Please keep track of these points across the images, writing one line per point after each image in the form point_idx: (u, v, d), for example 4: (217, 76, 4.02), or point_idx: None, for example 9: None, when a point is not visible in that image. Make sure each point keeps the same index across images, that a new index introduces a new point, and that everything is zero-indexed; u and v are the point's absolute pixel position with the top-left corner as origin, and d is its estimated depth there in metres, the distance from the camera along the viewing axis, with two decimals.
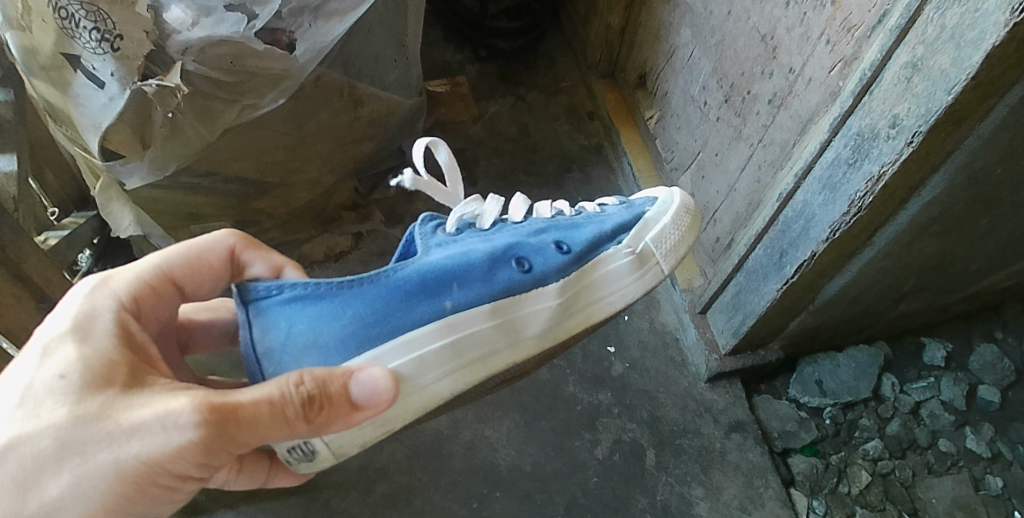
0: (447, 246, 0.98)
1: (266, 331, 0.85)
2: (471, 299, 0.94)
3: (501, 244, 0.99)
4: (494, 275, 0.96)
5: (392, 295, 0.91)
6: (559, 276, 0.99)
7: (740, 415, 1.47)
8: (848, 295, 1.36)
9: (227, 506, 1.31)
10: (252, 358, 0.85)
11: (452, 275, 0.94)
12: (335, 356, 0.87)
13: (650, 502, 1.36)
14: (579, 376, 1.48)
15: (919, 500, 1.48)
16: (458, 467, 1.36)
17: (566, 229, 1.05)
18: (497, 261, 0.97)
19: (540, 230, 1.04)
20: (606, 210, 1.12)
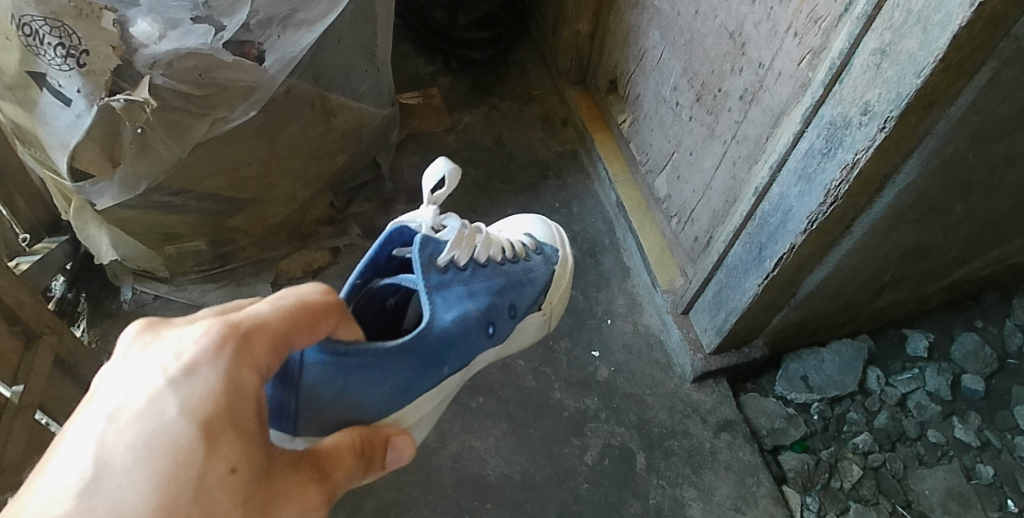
0: (445, 297, 1.00)
1: (325, 383, 0.79)
2: (462, 357, 1.03)
3: (483, 308, 1.06)
4: (473, 339, 1.04)
5: (419, 358, 0.93)
6: (504, 333, 1.13)
7: (727, 414, 1.47)
8: (829, 287, 1.37)
9: None
10: (290, 414, 0.77)
11: (453, 342, 1.00)
12: (370, 412, 0.86)
13: (643, 506, 1.34)
14: (565, 381, 1.46)
15: (913, 492, 1.48)
16: (448, 480, 1.34)
17: (515, 287, 1.14)
18: (478, 324, 1.05)
19: (501, 286, 1.11)
20: (531, 257, 1.22)
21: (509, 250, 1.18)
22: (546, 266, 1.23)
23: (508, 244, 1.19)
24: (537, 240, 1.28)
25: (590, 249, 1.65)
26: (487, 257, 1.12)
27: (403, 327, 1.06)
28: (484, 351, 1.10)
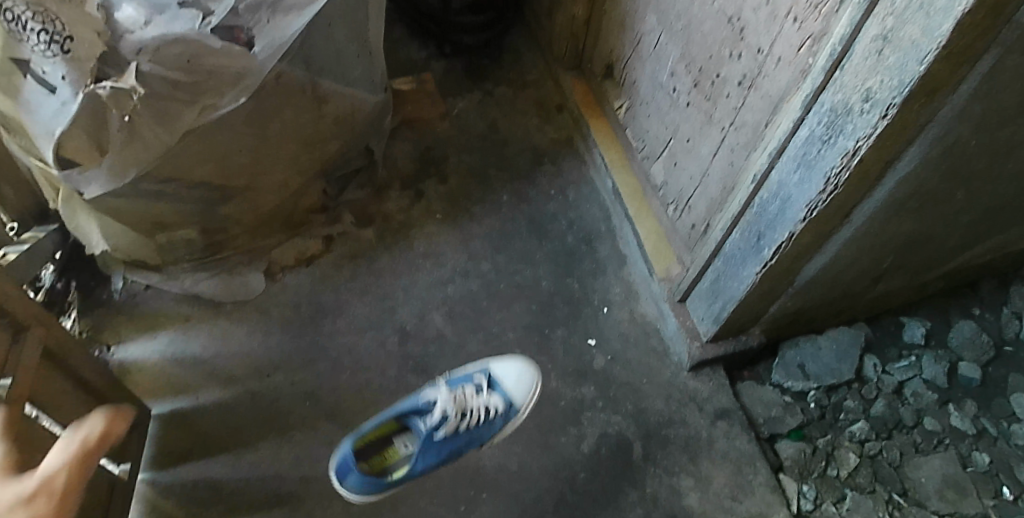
0: (426, 453, 1.25)
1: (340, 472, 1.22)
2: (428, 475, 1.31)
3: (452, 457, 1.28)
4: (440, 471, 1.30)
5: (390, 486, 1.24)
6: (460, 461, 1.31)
7: (724, 403, 1.46)
8: (827, 275, 1.36)
9: None
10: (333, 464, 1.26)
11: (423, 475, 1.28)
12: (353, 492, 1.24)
13: (640, 495, 1.34)
14: (561, 370, 1.45)
15: (909, 479, 1.48)
16: (444, 470, 1.33)
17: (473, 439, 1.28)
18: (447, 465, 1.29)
19: (469, 439, 1.27)
20: (489, 404, 1.29)
21: (480, 398, 1.29)
22: (502, 418, 1.30)
23: (483, 404, 1.29)
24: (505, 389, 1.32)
25: (586, 236, 1.64)
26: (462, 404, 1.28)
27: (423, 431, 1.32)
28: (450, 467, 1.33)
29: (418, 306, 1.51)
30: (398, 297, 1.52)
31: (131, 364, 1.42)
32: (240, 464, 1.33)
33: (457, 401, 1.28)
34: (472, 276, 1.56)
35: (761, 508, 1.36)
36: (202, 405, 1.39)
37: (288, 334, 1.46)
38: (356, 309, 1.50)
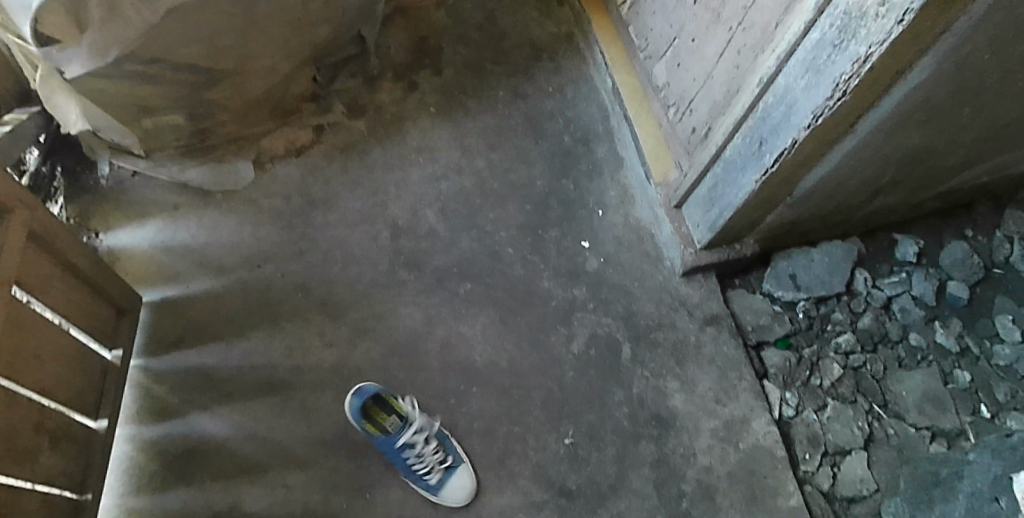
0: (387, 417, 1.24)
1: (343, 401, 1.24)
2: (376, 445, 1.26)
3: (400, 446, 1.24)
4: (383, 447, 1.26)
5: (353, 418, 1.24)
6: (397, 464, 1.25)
7: (714, 309, 1.47)
8: (826, 186, 1.34)
9: (201, 408, 1.30)
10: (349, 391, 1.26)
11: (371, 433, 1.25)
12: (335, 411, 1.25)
13: (627, 395, 1.36)
14: (554, 270, 1.45)
15: (890, 392, 1.51)
16: (434, 365, 1.34)
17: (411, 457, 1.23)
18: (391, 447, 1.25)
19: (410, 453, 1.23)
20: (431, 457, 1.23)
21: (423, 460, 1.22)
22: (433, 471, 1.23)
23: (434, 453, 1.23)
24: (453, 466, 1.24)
25: (583, 137, 1.60)
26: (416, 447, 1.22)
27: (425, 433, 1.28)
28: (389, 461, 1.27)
29: (410, 203, 1.49)
30: (390, 192, 1.49)
31: (121, 252, 1.41)
32: (233, 353, 1.34)
33: (416, 467, 1.22)
34: (466, 173, 1.53)
35: (743, 413, 1.39)
36: (192, 293, 1.38)
37: (278, 225, 1.44)
38: (347, 204, 1.47)
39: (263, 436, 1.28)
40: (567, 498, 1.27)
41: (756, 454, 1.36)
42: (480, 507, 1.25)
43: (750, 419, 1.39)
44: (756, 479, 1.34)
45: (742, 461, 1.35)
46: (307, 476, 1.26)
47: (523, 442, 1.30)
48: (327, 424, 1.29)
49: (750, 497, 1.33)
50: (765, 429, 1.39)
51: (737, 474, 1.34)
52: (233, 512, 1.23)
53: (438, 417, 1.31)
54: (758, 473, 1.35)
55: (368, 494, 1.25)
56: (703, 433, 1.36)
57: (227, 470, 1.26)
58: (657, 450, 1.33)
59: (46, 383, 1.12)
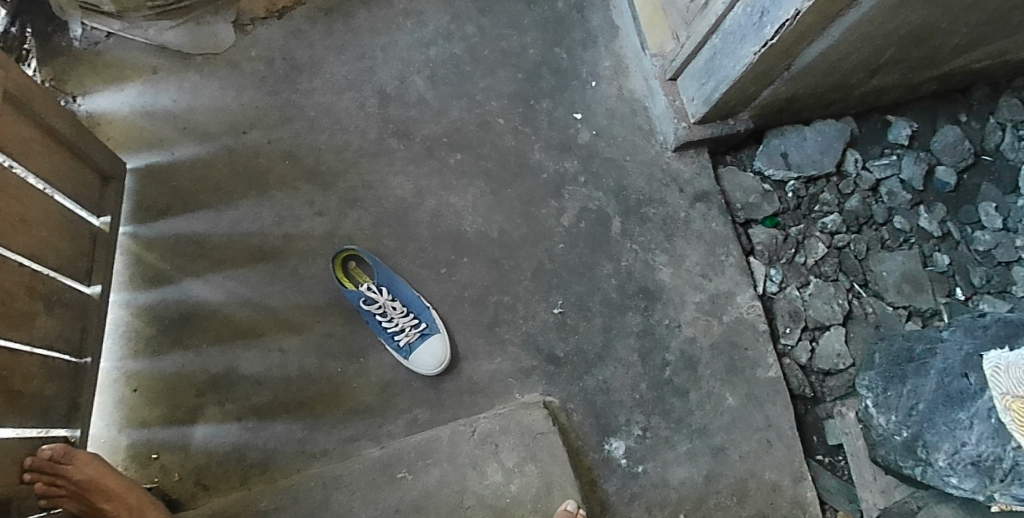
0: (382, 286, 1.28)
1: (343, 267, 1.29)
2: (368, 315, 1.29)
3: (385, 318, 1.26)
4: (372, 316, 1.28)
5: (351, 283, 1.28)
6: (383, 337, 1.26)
7: (704, 186, 1.48)
8: (825, 62, 1.30)
9: (194, 274, 1.31)
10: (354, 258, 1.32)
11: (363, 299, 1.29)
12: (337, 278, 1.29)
13: (615, 267, 1.39)
14: (545, 143, 1.43)
15: (871, 272, 1.54)
16: (425, 235, 1.35)
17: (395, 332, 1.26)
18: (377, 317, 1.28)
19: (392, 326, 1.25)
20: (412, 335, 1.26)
21: (400, 334, 1.25)
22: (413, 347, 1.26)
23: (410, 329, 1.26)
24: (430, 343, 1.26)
25: (578, 4, 1.54)
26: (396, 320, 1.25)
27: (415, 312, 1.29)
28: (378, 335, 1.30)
29: (398, 69, 1.44)
30: (378, 58, 1.45)
31: (100, 115, 1.38)
32: (223, 220, 1.34)
33: (385, 325, 1.25)
34: (456, 40, 1.48)
35: (729, 287, 1.43)
36: (179, 160, 1.36)
37: (263, 90, 1.41)
38: (333, 70, 1.43)
39: (256, 302, 1.30)
40: (555, 364, 1.31)
41: (739, 325, 1.41)
42: (471, 371, 1.29)
43: (736, 293, 1.43)
44: (737, 351, 1.39)
45: (725, 332, 1.40)
46: (301, 340, 1.28)
47: (513, 310, 1.32)
48: (320, 290, 1.31)
49: (731, 368, 1.38)
50: (748, 304, 1.42)
51: (719, 345, 1.39)
52: (231, 373, 1.26)
53: (429, 285, 1.33)
54: (740, 344, 1.39)
55: (361, 358, 1.28)
56: (689, 305, 1.40)
57: (223, 335, 1.28)
58: (644, 320, 1.36)
59: (38, 249, 1.09)
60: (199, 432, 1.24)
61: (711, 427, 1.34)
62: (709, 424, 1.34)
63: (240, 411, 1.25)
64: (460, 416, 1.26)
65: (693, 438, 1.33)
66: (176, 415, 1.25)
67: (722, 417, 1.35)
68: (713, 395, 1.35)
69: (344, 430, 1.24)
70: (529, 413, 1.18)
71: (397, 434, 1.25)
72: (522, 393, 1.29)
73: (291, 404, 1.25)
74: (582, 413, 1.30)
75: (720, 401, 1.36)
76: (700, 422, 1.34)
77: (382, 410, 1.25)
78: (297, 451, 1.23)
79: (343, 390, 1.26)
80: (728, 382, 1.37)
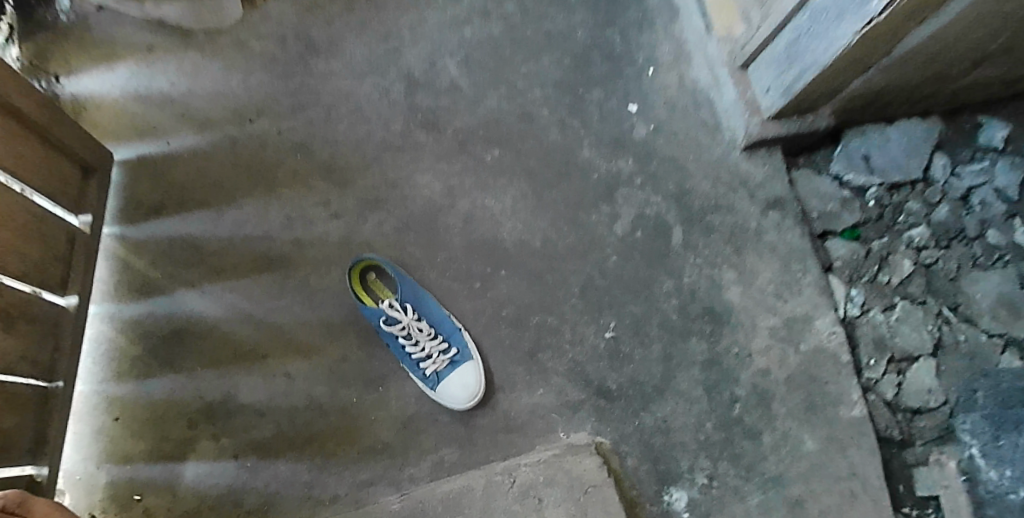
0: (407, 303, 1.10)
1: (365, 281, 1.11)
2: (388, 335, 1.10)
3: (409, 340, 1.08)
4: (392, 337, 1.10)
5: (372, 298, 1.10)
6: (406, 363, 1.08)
7: (777, 191, 1.27)
8: (934, 49, 1.06)
9: (188, 284, 1.13)
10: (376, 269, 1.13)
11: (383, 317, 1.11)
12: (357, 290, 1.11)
13: (676, 285, 1.19)
14: (595, 138, 1.24)
15: (963, 294, 1.31)
16: (457, 243, 1.16)
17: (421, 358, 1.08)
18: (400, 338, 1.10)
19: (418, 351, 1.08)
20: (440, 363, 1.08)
21: (428, 362, 1.08)
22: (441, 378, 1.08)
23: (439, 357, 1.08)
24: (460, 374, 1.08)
25: None
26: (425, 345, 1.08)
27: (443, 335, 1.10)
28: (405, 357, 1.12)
29: (427, 52, 1.25)
30: (405, 37, 1.26)
31: (87, 100, 1.20)
32: (223, 222, 1.15)
33: (410, 351, 1.07)
34: (494, 19, 1.28)
35: (806, 310, 1.23)
36: (174, 152, 1.18)
37: (272, 74, 1.22)
38: (354, 50, 1.24)
39: (259, 318, 1.11)
40: (607, 399, 1.11)
41: (819, 355, 1.21)
42: (509, 405, 1.09)
43: (814, 318, 1.22)
44: (816, 386, 1.19)
45: (802, 364, 1.20)
46: (311, 364, 1.10)
47: (558, 334, 1.13)
48: (333, 306, 1.12)
49: (810, 406, 1.18)
50: (829, 330, 1.22)
51: (796, 379, 1.19)
52: (228, 402, 1.08)
53: (460, 302, 1.14)
54: (820, 377, 1.19)
55: (380, 387, 1.09)
56: (761, 332, 1.20)
57: (221, 357, 1.10)
58: (709, 349, 1.17)
59: None
60: (190, 471, 1.06)
61: (787, 476, 1.15)
62: (785, 473, 1.15)
63: (238, 448, 1.07)
64: (495, 459, 1.07)
65: (766, 490, 1.14)
66: (165, 450, 1.07)
67: (800, 466, 1.15)
68: (789, 439, 1.16)
69: (359, 473, 1.06)
70: (577, 459, 0.98)
71: (421, 479, 1.06)
72: (567, 432, 1.09)
73: (297, 440, 1.07)
74: (637, 458, 1.11)
75: (798, 446, 1.16)
76: (773, 470, 1.15)
77: (403, 450, 1.07)
78: (304, 497, 1.05)
79: (358, 425, 1.07)
80: (806, 424, 1.17)
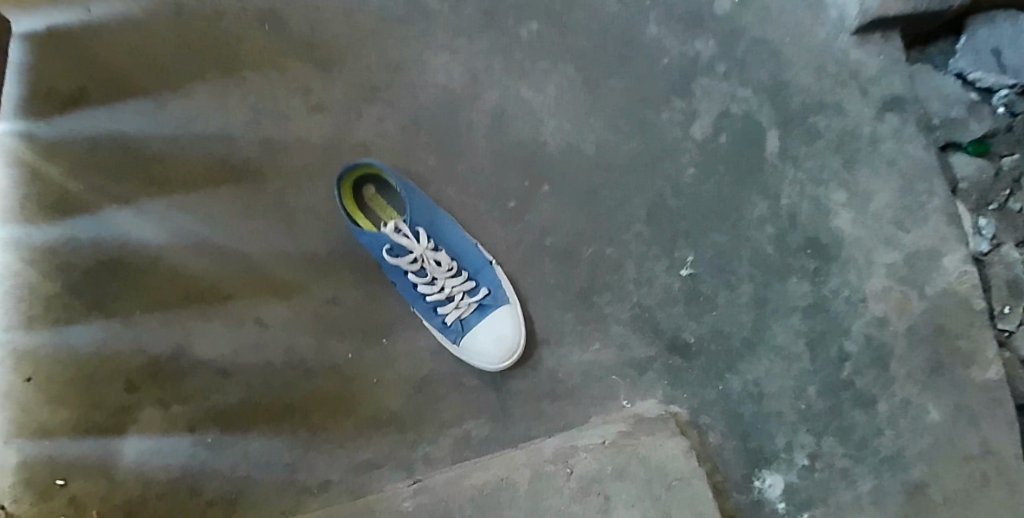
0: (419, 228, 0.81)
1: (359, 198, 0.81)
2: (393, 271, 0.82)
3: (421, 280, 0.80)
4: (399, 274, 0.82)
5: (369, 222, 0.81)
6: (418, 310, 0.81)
7: (896, 87, 0.91)
8: None
9: (120, 201, 0.84)
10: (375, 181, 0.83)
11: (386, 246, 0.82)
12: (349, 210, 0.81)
13: (771, 208, 0.90)
14: (666, 10, 0.91)
15: None
16: (484, 148, 0.86)
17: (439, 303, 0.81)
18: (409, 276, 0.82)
19: (435, 295, 0.80)
20: (465, 310, 0.81)
21: (449, 309, 0.80)
22: (466, 330, 0.81)
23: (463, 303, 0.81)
24: (491, 326, 0.81)
25: None
26: (443, 287, 0.80)
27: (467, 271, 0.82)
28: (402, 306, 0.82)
29: None
30: None
31: None
32: (166, 117, 0.85)
33: (424, 292, 0.80)
34: None
35: (933, 244, 0.89)
36: (95, 21, 0.87)
37: None
38: None
39: (219, 247, 0.83)
40: (683, 356, 0.85)
41: (948, 304, 0.88)
42: (555, 364, 0.83)
43: (941, 254, 0.89)
44: (945, 341, 0.87)
45: (928, 313, 0.88)
46: (289, 308, 0.81)
47: (620, 271, 0.85)
48: (317, 231, 0.83)
49: (935, 367, 0.87)
50: (958, 270, 0.88)
51: (919, 331, 0.88)
52: (179, 358, 0.81)
53: (489, 227, 0.85)
54: (950, 336, 0.87)
55: (385, 339, 0.81)
56: (877, 271, 0.89)
57: (168, 298, 0.82)
58: (812, 292, 0.89)
59: None
60: (130, 448, 0.79)
61: (908, 457, 0.87)
62: (904, 451, 0.87)
63: (193, 418, 0.80)
64: (537, 434, 0.81)
65: (880, 473, 0.87)
66: (94, 420, 0.80)
67: (925, 443, 0.87)
68: (910, 408, 0.87)
69: (358, 452, 0.80)
70: (656, 443, 0.72)
71: (441, 461, 0.80)
72: (631, 399, 0.83)
73: (273, 409, 0.80)
74: (721, 433, 0.85)
75: (923, 417, 0.87)
76: (890, 447, 0.87)
77: (416, 422, 0.80)
78: (284, 483, 0.79)
79: (355, 389, 0.80)
80: (930, 388, 0.87)
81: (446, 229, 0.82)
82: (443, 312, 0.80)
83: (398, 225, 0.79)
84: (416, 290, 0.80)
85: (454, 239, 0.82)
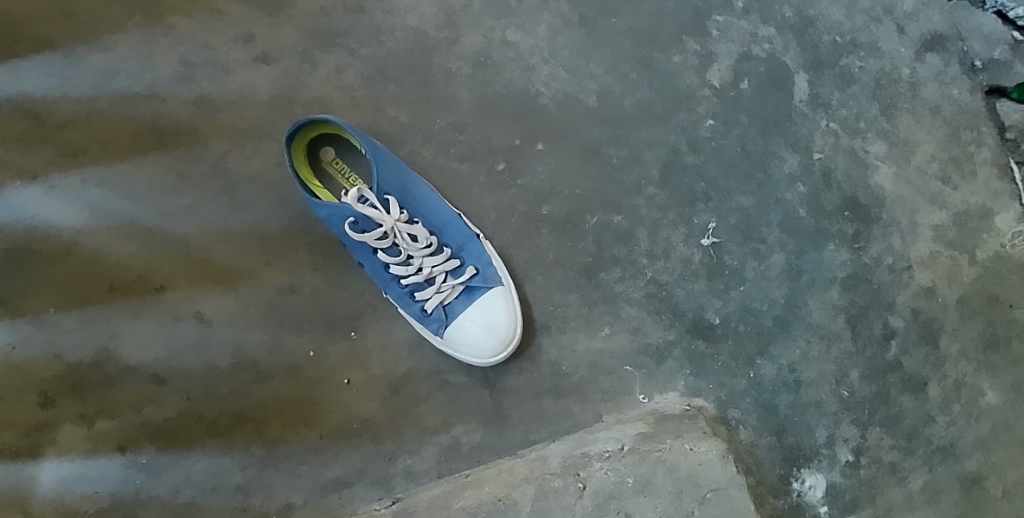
0: (390, 197, 0.67)
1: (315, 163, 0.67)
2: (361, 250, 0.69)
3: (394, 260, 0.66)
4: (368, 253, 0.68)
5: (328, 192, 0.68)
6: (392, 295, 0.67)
7: (934, 23, 0.76)
8: None
9: (26, 177, 0.69)
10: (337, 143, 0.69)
11: None
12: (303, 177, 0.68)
13: (802, 164, 0.74)
14: None
15: None
16: (465, 101, 0.73)
17: (417, 287, 0.67)
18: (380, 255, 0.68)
19: (410, 276, 0.67)
20: (449, 294, 0.68)
21: (429, 293, 0.67)
22: (450, 318, 0.68)
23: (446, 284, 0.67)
24: (482, 311, 0.67)
25: None
26: (422, 265, 0.67)
27: (449, 246, 0.68)
28: (370, 286, 0.68)
29: None
30: None
31: None
32: (78, 75, 0.70)
33: (398, 274, 0.66)
34: None
35: (982, 202, 0.74)
36: None
37: None
38: None
39: (148, 229, 0.69)
40: (707, 341, 0.71)
41: (1002, 269, 0.73)
42: (557, 355, 0.70)
43: (993, 214, 0.74)
44: (999, 312, 0.73)
45: (980, 282, 0.73)
46: (236, 300, 0.68)
47: (630, 243, 0.72)
48: (268, 207, 0.69)
49: (990, 343, 0.72)
50: (1012, 230, 0.74)
51: (972, 302, 0.73)
52: (104, 364, 0.67)
53: (474, 195, 0.72)
54: (1009, 304, 0.73)
55: (353, 332, 0.68)
56: (922, 233, 0.73)
57: (88, 291, 0.68)
58: (851, 260, 0.73)
59: None
60: (48, 475, 0.66)
61: (961, 445, 0.71)
62: (958, 441, 0.71)
63: (124, 435, 0.66)
64: (539, 439, 0.68)
65: (933, 465, 0.71)
66: (3, 443, 0.66)
67: (982, 430, 0.72)
68: (964, 389, 0.72)
69: (325, 469, 0.67)
70: (685, 448, 0.61)
71: (424, 475, 0.67)
72: (649, 393, 0.70)
73: (222, 421, 0.67)
74: (753, 428, 0.71)
75: (978, 400, 0.72)
76: (942, 436, 0.71)
77: (394, 430, 0.67)
78: (236, 509, 0.66)
79: (320, 394, 0.68)
80: (985, 367, 0.72)
81: (423, 198, 0.68)
82: (422, 296, 0.67)
83: (363, 194, 0.66)
84: (389, 271, 0.67)
85: (433, 210, 0.68)
